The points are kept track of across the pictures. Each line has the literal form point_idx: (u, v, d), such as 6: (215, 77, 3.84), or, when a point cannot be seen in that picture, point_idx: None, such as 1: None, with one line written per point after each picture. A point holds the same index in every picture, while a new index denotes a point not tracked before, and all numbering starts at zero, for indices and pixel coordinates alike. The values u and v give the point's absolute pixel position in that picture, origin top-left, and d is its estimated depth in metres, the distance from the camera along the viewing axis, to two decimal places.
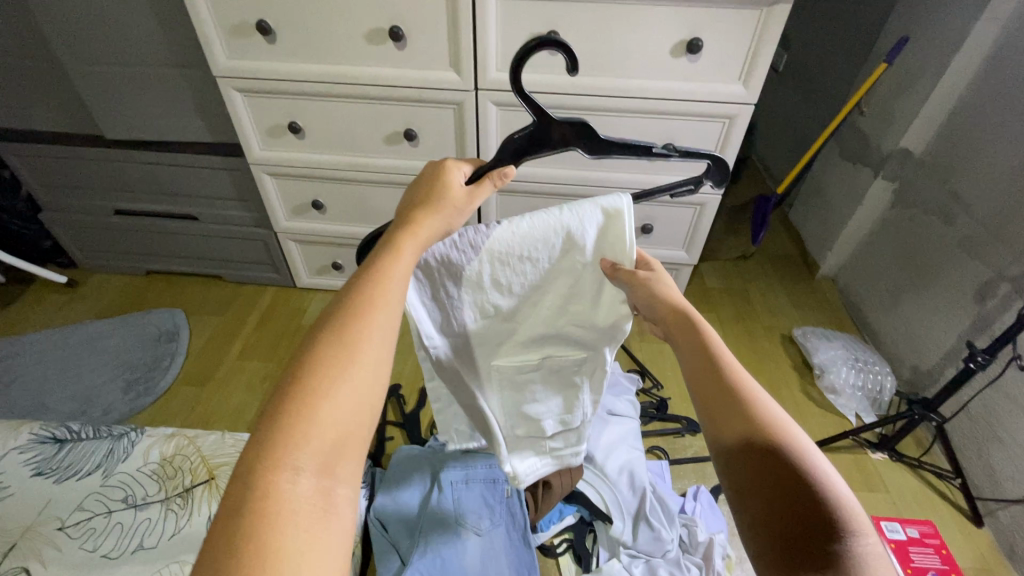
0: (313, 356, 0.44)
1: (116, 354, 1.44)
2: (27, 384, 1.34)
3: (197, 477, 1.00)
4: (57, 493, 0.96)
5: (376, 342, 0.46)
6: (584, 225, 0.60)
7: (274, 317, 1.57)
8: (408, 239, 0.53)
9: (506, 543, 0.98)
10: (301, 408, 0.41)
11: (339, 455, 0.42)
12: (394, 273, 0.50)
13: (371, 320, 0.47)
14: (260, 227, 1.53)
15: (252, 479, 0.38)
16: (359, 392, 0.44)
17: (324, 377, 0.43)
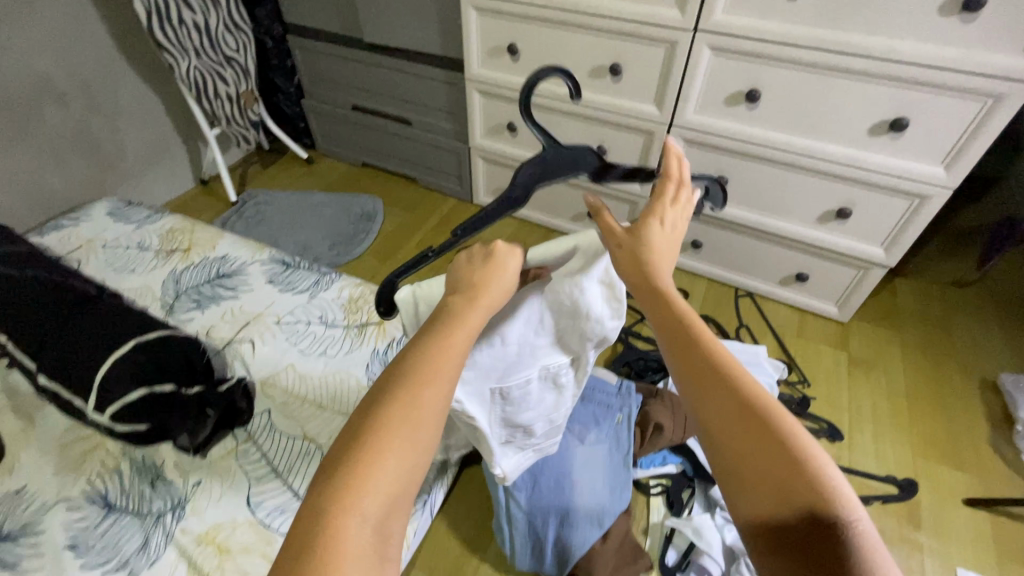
0: (373, 416, 0.47)
1: (330, 219, 1.76)
2: (269, 225, 1.72)
3: (371, 318, 1.21)
4: (279, 298, 1.25)
5: (435, 402, 0.49)
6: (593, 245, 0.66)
7: (449, 222, 1.77)
8: (475, 306, 0.56)
9: (604, 463, 1.00)
10: (360, 463, 0.44)
11: (395, 506, 0.45)
12: (460, 333, 0.54)
13: (434, 378, 0.50)
14: (457, 141, 1.72)
15: (323, 517, 0.42)
16: (413, 444, 0.46)
17: (386, 435, 0.46)
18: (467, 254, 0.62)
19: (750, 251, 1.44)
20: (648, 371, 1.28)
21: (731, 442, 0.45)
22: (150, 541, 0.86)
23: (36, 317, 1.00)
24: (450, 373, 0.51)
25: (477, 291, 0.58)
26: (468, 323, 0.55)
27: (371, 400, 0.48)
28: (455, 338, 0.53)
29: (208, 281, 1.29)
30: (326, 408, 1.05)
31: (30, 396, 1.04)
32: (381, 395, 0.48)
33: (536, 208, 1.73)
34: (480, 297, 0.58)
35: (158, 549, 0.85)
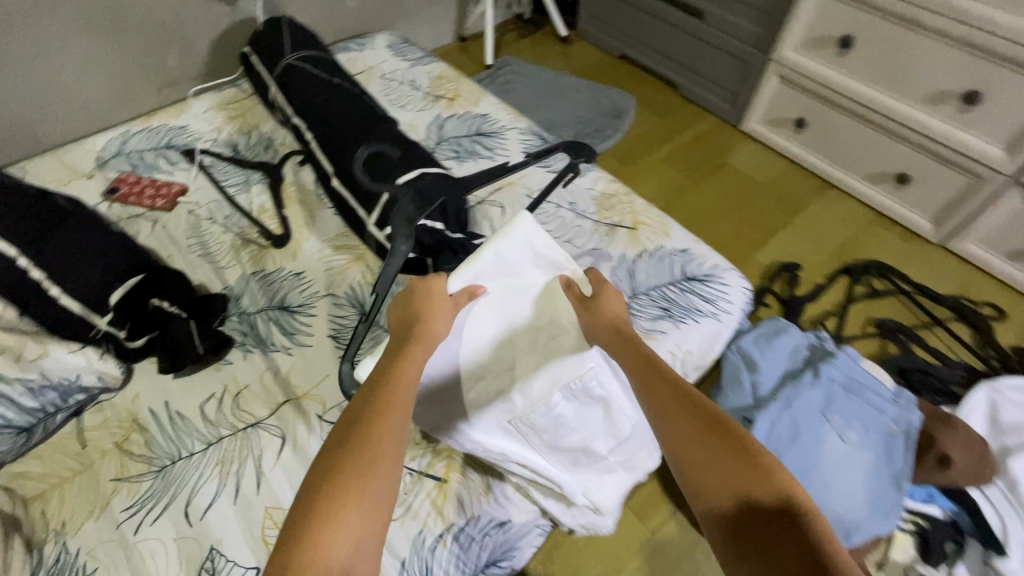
0: (327, 478, 0.49)
1: (578, 106, 1.64)
2: (518, 97, 1.65)
3: (623, 221, 1.10)
4: (532, 172, 1.19)
5: (397, 425, 0.54)
6: (508, 242, 0.74)
7: (704, 143, 1.54)
8: (417, 347, 0.62)
9: (866, 472, 0.84)
10: (318, 528, 0.46)
11: (369, 529, 0.48)
12: (403, 374, 0.59)
13: (387, 418, 0.54)
14: (753, 48, 1.41)
15: (295, 557, 0.45)
16: (377, 458, 0.51)
17: (346, 489, 0.49)
18: (403, 313, 0.67)
19: None
20: (925, 388, 1.04)
21: (692, 458, 0.54)
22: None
23: (345, 125, 1.06)
24: (402, 412, 0.56)
25: (419, 340, 0.63)
26: (414, 358, 0.61)
27: (326, 456, 0.51)
28: (407, 369, 0.59)
29: (468, 136, 1.28)
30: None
31: (314, 195, 1.14)
32: (337, 451, 0.51)
33: (820, 153, 1.42)
34: (419, 345, 0.63)
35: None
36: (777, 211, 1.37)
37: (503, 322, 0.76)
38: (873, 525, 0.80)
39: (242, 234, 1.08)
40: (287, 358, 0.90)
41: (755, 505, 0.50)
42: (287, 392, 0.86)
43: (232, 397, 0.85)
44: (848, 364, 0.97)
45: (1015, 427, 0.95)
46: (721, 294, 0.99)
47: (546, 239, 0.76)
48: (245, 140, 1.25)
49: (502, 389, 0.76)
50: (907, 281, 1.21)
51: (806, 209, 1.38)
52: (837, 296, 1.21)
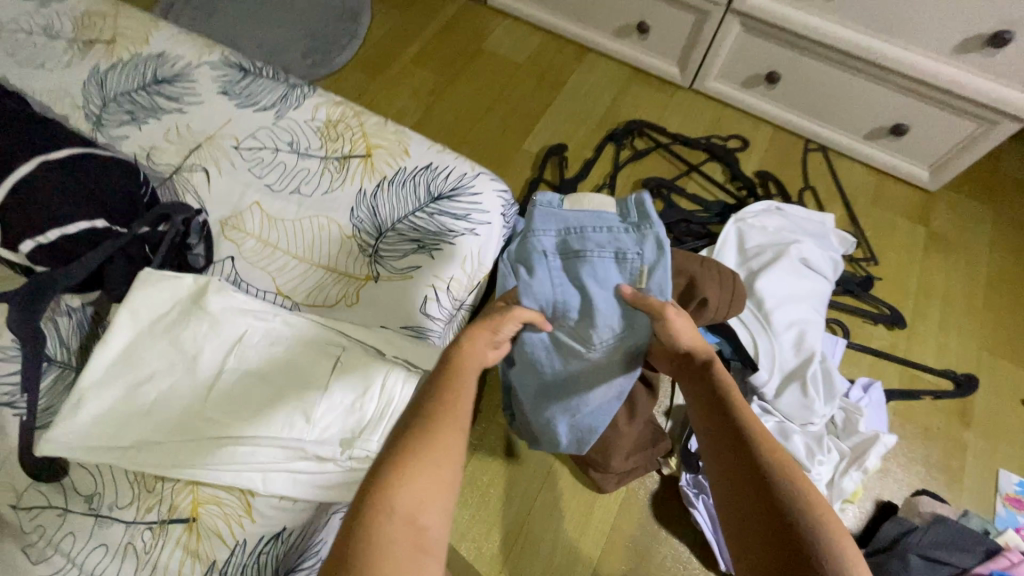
0: (405, 437, 0.54)
1: (303, 14, 1.36)
2: (224, 21, 1.32)
3: (355, 149, 0.95)
4: (237, 116, 0.97)
5: (453, 429, 0.56)
6: (136, 293, 0.75)
7: (455, 31, 1.38)
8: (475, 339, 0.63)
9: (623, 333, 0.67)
10: (392, 480, 0.51)
11: (428, 506, 0.51)
12: (464, 367, 0.61)
13: (445, 415, 0.57)
14: None
15: (360, 522, 0.49)
16: (438, 456, 0.54)
17: (411, 455, 0.53)
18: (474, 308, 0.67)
19: (844, 90, 1.13)
20: (689, 236, 1.09)
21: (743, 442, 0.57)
22: (77, 397, 0.70)
23: None
24: (458, 406, 0.58)
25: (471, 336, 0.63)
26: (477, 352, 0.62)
27: (411, 413, 0.57)
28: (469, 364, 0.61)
29: (143, 88, 0.99)
30: (308, 254, 0.85)
31: None
32: (405, 429, 0.55)
33: (568, 16, 1.33)
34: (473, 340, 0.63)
35: (90, 404, 0.69)
36: (539, 92, 1.30)
37: (159, 351, 0.73)
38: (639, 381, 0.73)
39: None
40: None
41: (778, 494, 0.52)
42: None
43: None
44: (552, 219, 0.66)
45: (759, 249, 1.02)
46: (473, 206, 0.91)
47: (167, 278, 0.77)
48: None
49: (185, 396, 0.70)
50: (664, 133, 1.22)
51: (565, 81, 1.31)
52: (605, 167, 1.19)
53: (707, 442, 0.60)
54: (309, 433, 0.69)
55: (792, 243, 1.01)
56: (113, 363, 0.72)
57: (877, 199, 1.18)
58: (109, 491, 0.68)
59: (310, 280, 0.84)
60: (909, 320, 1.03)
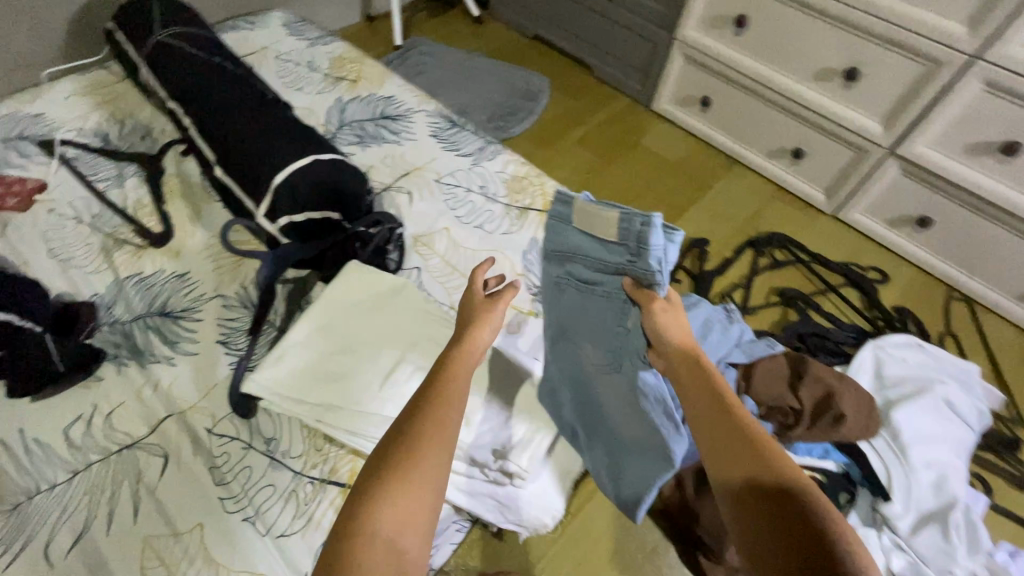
0: (389, 455, 0.56)
1: (493, 86, 1.58)
2: (430, 80, 1.57)
3: (534, 204, 1.07)
4: (442, 156, 1.13)
5: (439, 446, 0.58)
6: (348, 277, 0.88)
7: (618, 124, 1.54)
8: (458, 361, 0.66)
9: (614, 319, 0.76)
10: (376, 501, 0.53)
11: (409, 518, 0.53)
12: (451, 385, 0.63)
13: (427, 431, 0.58)
14: (659, 26, 1.42)
15: (342, 538, 0.52)
16: (420, 466, 0.56)
17: (394, 475, 0.55)
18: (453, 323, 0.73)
19: (1002, 249, 1.15)
20: (822, 351, 1.09)
21: (743, 452, 0.57)
22: (281, 351, 0.81)
23: (227, 110, 0.96)
24: (447, 424, 0.60)
25: (459, 354, 0.67)
26: (459, 372, 0.65)
27: (394, 429, 0.59)
28: (456, 383, 0.63)
29: (372, 119, 1.20)
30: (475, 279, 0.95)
31: (200, 188, 1.04)
32: (388, 447, 0.57)
33: (726, 131, 1.45)
34: (461, 359, 0.67)
35: (291, 359, 0.81)
36: (687, 190, 1.41)
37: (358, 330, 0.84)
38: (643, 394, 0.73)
39: (114, 235, 0.96)
40: (168, 369, 0.82)
41: (783, 497, 0.52)
42: (169, 407, 0.78)
43: (104, 418, 0.76)
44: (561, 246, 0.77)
45: (898, 380, 1.01)
46: None
47: (372, 273, 0.89)
48: (117, 129, 1.12)
49: (367, 375, 0.79)
50: (804, 251, 1.28)
51: (713, 185, 1.42)
52: (743, 268, 1.25)
53: (710, 454, 0.59)
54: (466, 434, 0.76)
55: (935, 383, 1.00)
56: (314, 328, 0.84)
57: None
58: (285, 439, 0.76)
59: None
60: None
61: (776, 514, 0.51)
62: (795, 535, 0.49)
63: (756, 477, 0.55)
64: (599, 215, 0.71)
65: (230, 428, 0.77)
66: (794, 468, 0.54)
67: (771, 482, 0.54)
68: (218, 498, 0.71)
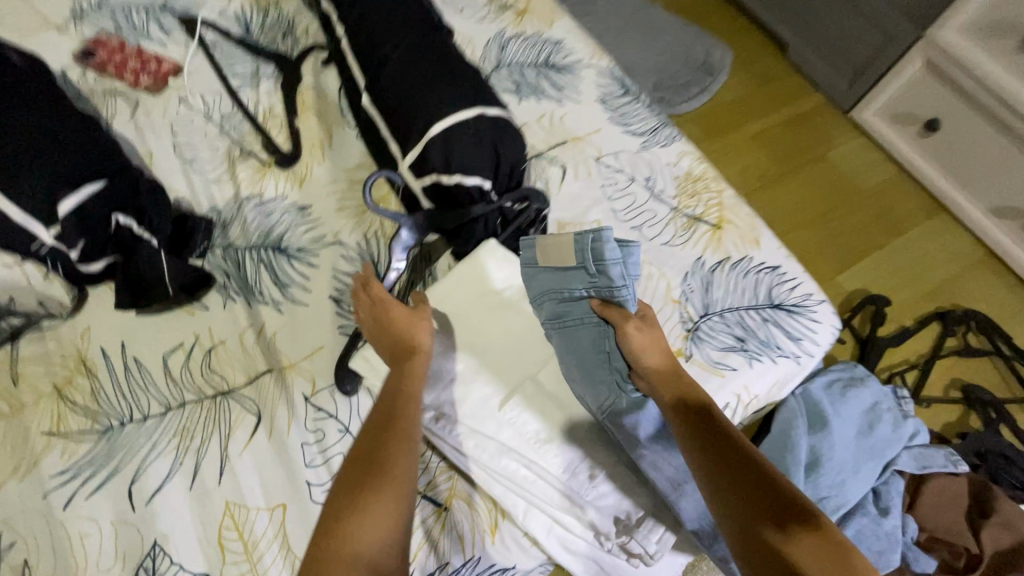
0: (347, 485, 0.51)
1: (666, 47, 1.33)
2: (596, 25, 1.34)
3: (706, 215, 0.88)
4: (607, 130, 0.95)
5: (402, 458, 0.53)
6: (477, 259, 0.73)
7: (804, 126, 1.28)
8: (409, 367, 0.61)
9: (591, 348, 0.65)
10: (345, 528, 0.48)
11: (389, 534, 0.49)
12: (401, 393, 0.58)
13: (387, 442, 0.54)
14: (903, 18, 1.11)
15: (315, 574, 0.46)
16: (386, 483, 0.51)
17: (361, 503, 0.49)
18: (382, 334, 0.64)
19: None
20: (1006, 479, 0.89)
21: (727, 455, 0.55)
22: None
23: (387, 27, 0.81)
24: (405, 436, 0.55)
25: (405, 364, 0.61)
26: (409, 379, 0.60)
27: (353, 455, 0.54)
28: (406, 391, 0.59)
29: (534, 66, 1.01)
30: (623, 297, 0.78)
31: (336, 109, 0.92)
32: (346, 472, 0.52)
33: (944, 169, 1.17)
34: (410, 366, 0.61)
35: None
36: (872, 229, 1.16)
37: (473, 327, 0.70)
38: (643, 443, 0.62)
39: (240, 144, 0.87)
40: (274, 315, 0.73)
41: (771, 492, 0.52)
42: (270, 361, 0.70)
43: (203, 354, 0.70)
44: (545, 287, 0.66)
45: None
46: (807, 331, 0.81)
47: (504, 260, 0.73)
48: (258, 19, 1.00)
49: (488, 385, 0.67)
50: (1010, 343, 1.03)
51: (907, 231, 1.16)
52: (923, 345, 1.03)
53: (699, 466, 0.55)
54: (589, 491, 0.63)
55: None
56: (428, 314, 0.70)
57: None
58: None
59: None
60: None
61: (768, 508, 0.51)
62: (788, 526, 0.49)
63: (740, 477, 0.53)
64: (563, 242, 0.64)
65: (330, 401, 0.68)
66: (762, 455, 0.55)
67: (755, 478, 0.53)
68: (305, 483, 0.64)
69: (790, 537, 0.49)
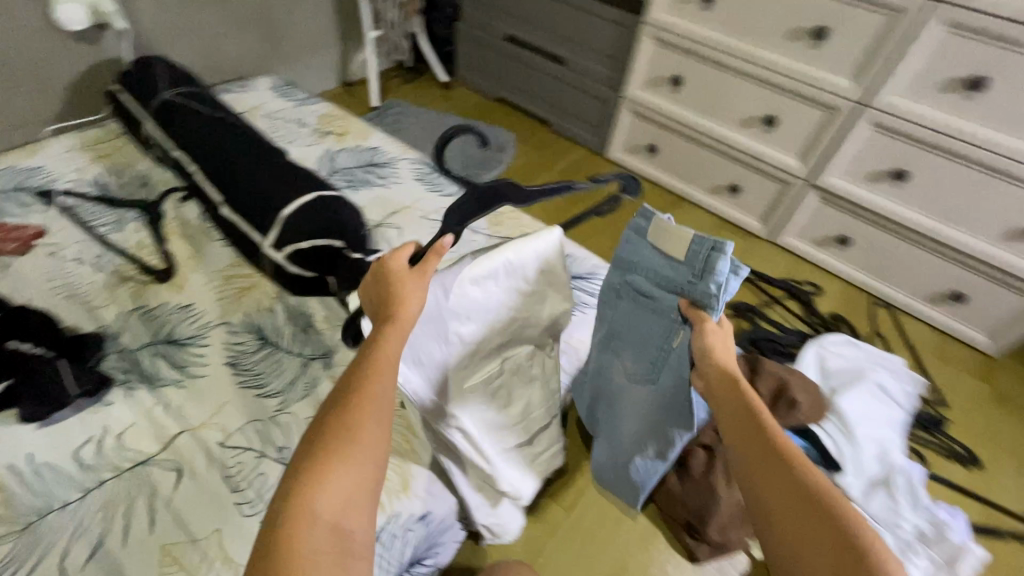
0: (322, 435, 0.51)
1: (464, 140, 1.75)
2: (407, 135, 1.72)
3: (513, 233, 1.20)
4: (426, 196, 1.25)
5: (377, 420, 0.53)
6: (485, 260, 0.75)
7: (577, 170, 1.73)
8: (388, 331, 0.59)
9: (662, 334, 0.76)
10: (312, 483, 0.48)
11: (359, 495, 0.50)
12: (381, 356, 0.57)
13: (360, 406, 0.53)
14: (607, 87, 1.65)
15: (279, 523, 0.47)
16: (358, 458, 0.50)
17: (330, 457, 0.50)
18: (374, 293, 0.65)
19: (907, 261, 1.35)
20: (773, 353, 1.24)
21: (758, 453, 0.56)
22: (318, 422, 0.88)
23: (229, 156, 1.05)
24: (381, 401, 0.54)
25: (387, 325, 0.60)
26: (387, 343, 0.58)
27: (326, 413, 0.53)
28: (386, 350, 0.57)
29: (360, 167, 1.32)
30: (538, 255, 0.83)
31: (200, 229, 1.11)
32: (318, 429, 0.52)
33: (673, 174, 1.66)
34: (391, 326, 0.60)
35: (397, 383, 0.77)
36: None
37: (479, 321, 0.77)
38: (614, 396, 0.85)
39: (117, 273, 1.01)
40: (177, 390, 0.85)
41: (807, 496, 0.51)
42: (180, 425, 0.82)
43: (114, 438, 0.79)
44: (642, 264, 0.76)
45: (838, 372, 1.16)
46: None
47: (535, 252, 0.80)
48: (114, 179, 1.18)
49: None
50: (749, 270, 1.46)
51: None
52: None
53: (735, 458, 0.58)
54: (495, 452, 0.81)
55: (870, 372, 1.14)
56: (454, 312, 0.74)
57: (942, 356, 1.32)
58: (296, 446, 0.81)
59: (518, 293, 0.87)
60: (986, 464, 1.10)
61: (797, 507, 0.51)
62: (817, 531, 0.49)
63: (778, 476, 0.53)
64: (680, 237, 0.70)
65: (243, 439, 0.81)
66: (811, 466, 0.53)
67: (792, 481, 0.53)
68: (235, 505, 0.74)
69: (800, 528, 0.50)
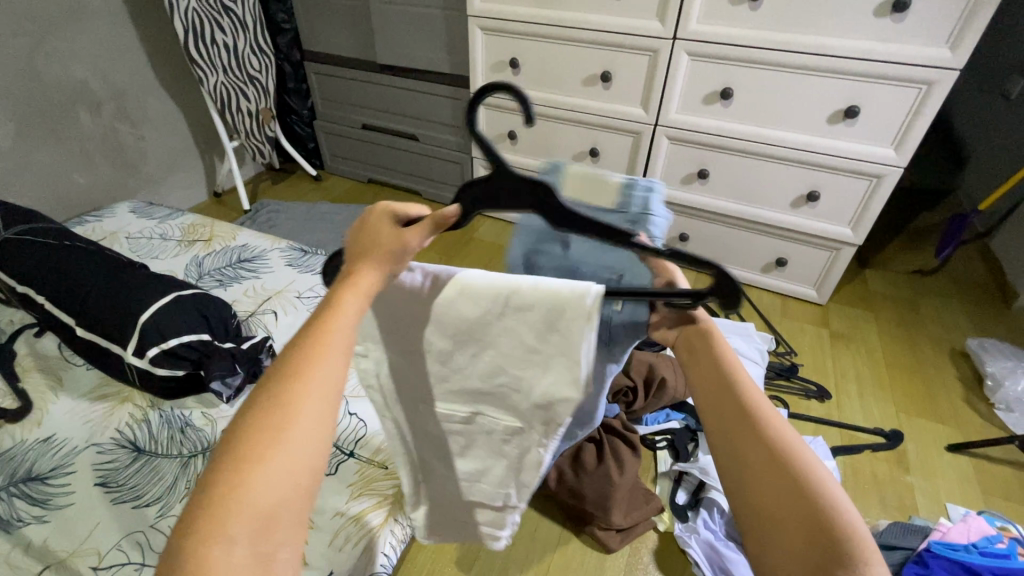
0: (243, 429, 0.41)
1: (339, 223, 1.84)
2: (282, 229, 1.78)
3: None
4: (298, 278, 1.31)
5: (316, 416, 0.43)
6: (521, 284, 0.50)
7: (451, 229, 1.87)
8: (345, 294, 0.47)
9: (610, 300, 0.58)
10: (227, 490, 0.39)
11: (280, 519, 0.40)
12: (330, 328, 0.45)
13: (294, 400, 0.42)
14: (459, 151, 1.86)
15: (185, 547, 0.37)
16: (291, 467, 0.41)
17: (252, 459, 0.40)
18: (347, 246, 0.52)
19: (734, 241, 1.60)
20: None
21: None
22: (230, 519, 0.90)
23: (78, 277, 1.05)
24: (321, 396, 0.43)
25: (345, 285, 0.48)
26: (343, 307, 0.47)
27: (253, 403, 0.42)
28: (339, 319, 0.46)
29: (229, 265, 1.35)
30: (532, 313, 0.50)
31: (58, 360, 1.08)
32: (241, 420, 0.42)
33: None
34: (344, 287, 0.48)
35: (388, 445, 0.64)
36: None
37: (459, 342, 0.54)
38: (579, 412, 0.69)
39: None
40: (39, 527, 0.81)
41: None
42: (45, 560, 0.77)
43: None
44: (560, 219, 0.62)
45: None
46: None
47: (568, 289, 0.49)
48: None
49: None
50: None
51: None
52: None
53: None
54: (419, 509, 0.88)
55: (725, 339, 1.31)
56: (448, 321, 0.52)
57: (785, 314, 1.54)
58: None
59: (479, 365, 0.57)
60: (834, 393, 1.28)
61: None
62: None
63: None
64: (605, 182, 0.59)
65: (118, 557, 0.77)
66: None
67: None
68: None
69: None
